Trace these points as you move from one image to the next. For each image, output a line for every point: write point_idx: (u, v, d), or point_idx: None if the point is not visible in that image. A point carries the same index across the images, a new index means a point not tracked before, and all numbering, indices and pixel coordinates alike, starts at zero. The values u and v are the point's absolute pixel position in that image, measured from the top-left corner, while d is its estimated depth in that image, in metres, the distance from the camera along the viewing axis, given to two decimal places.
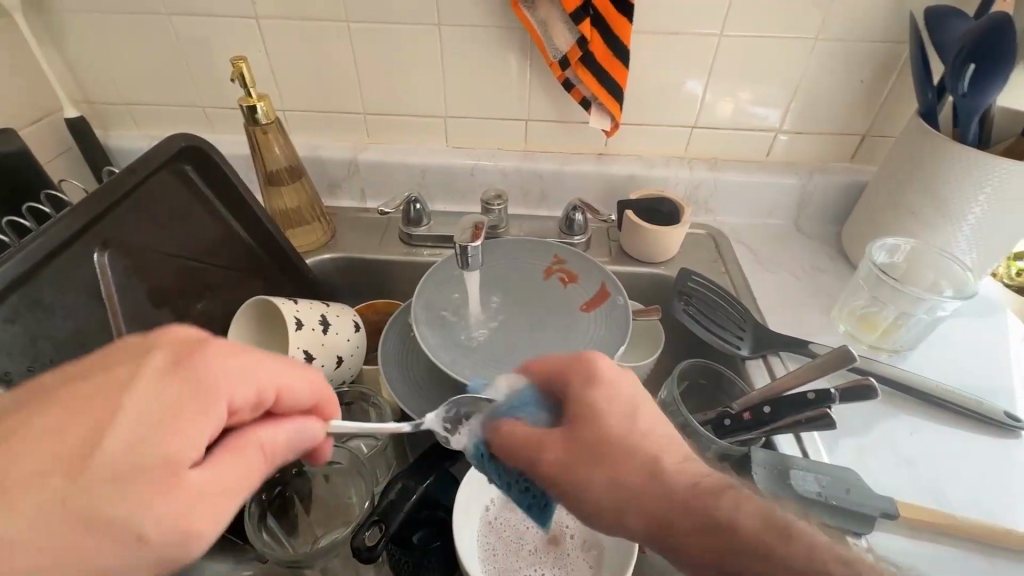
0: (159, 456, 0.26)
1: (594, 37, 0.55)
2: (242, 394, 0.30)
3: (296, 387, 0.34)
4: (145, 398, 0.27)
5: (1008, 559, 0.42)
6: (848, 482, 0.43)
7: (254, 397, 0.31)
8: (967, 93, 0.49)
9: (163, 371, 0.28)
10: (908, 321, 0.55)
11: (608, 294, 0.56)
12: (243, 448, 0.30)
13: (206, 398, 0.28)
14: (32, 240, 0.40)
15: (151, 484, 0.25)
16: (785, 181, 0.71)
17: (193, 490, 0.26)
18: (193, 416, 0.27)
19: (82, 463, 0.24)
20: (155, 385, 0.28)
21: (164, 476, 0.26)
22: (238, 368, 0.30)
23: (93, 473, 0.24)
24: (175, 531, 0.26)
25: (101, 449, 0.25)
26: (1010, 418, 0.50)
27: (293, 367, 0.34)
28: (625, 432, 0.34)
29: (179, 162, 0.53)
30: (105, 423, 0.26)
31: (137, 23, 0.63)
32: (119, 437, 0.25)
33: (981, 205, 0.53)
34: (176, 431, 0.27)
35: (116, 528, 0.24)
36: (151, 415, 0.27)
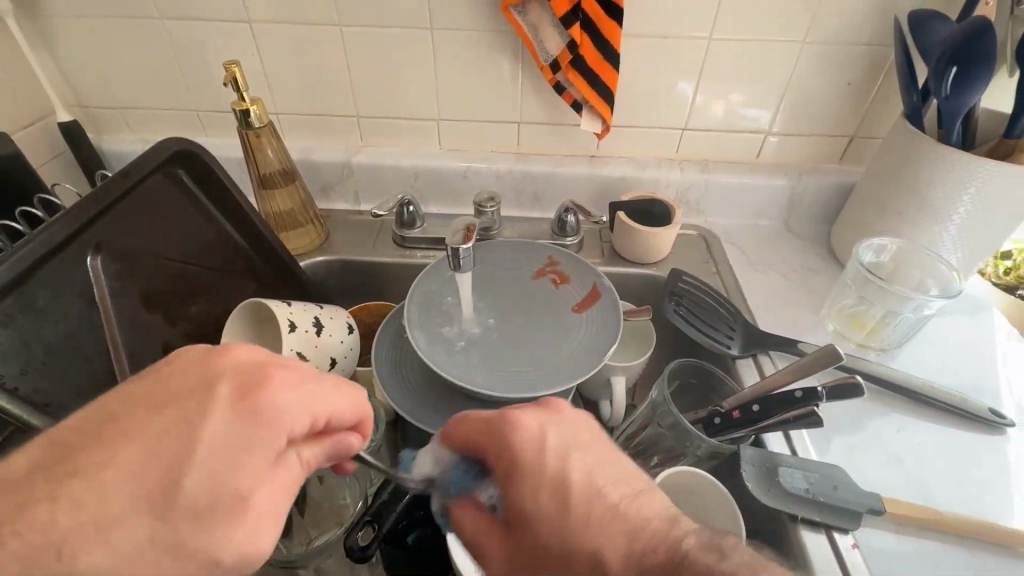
0: (234, 492, 0.26)
1: (585, 42, 0.56)
2: (302, 424, 0.29)
3: (344, 411, 0.33)
4: (220, 431, 0.26)
5: (993, 553, 0.43)
6: (837, 479, 0.44)
7: (312, 427, 0.30)
8: (949, 96, 0.50)
9: (233, 403, 0.27)
10: (895, 320, 0.56)
11: (600, 295, 0.57)
12: (297, 471, 0.30)
13: (273, 433, 0.28)
14: (23, 245, 0.40)
15: (224, 519, 0.25)
16: (774, 182, 0.71)
17: (261, 519, 0.27)
18: (260, 451, 0.27)
19: (167, 497, 0.24)
20: (223, 419, 0.27)
21: (236, 510, 0.26)
22: (295, 401, 0.29)
23: (179, 512, 0.24)
24: (246, 560, 0.26)
25: (184, 486, 0.25)
26: (995, 414, 0.50)
27: (345, 391, 0.33)
28: (552, 523, 0.30)
29: (173, 166, 0.54)
30: (184, 460, 0.25)
31: (130, 27, 0.63)
32: (201, 477, 0.25)
33: (965, 205, 0.54)
34: (242, 467, 0.26)
35: (198, 558, 0.25)
36: (226, 449, 0.26)
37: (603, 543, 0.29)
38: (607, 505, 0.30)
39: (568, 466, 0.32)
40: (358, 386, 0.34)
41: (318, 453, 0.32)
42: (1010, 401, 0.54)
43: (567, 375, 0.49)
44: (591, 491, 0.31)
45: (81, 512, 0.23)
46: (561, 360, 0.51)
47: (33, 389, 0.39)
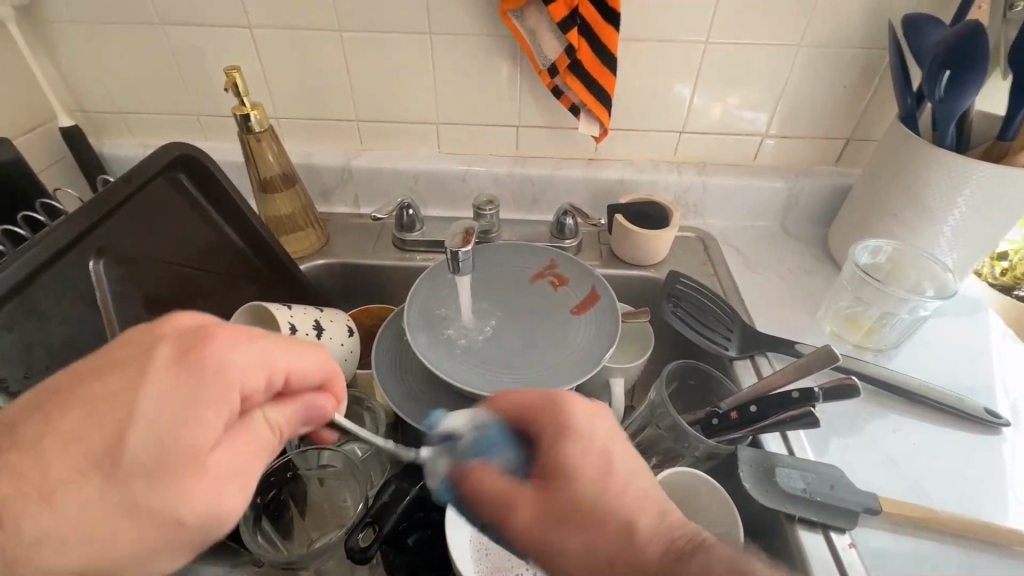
0: (183, 448, 0.26)
1: (583, 46, 0.57)
2: (254, 380, 0.30)
3: (301, 368, 0.33)
4: (165, 391, 0.27)
5: (988, 552, 0.43)
6: (834, 479, 0.45)
7: (265, 381, 0.31)
8: (944, 98, 0.50)
9: (173, 365, 0.27)
10: (891, 321, 0.56)
11: (598, 297, 0.57)
12: (255, 429, 0.31)
13: (220, 390, 0.28)
14: (26, 249, 0.41)
15: (179, 474, 0.26)
16: (771, 184, 0.72)
17: (214, 473, 0.27)
18: (210, 407, 0.27)
19: (112, 461, 0.25)
20: (168, 377, 0.27)
21: (187, 465, 0.26)
22: (244, 357, 0.29)
23: (125, 472, 0.25)
24: (204, 514, 0.27)
25: (128, 448, 0.25)
26: (990, 414, 0.51)
27: (298, 347, 0.33)
28: (597, 492, 0.31)
29: (174, 170, 0.54)
30: (128, 422, 0.26)
31: (131, 33, 0.63)
32: (143, 436, 0.25)
33: (961, 207, 0.55)
34: (192, 423, 0.27)
35: (155, 514, 0.26)
36: (172, 407, 0.26)
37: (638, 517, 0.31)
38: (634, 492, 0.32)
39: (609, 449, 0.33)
40: (316, 345, 0.35)
41: (281, 412, 0.33)
42: (1006, 401, 0.54)
43: (566, 377, 0.49)
44: (629, 477, 0.33)
45: (22, 479, 0.24)
46: (560, 362, 0.51)
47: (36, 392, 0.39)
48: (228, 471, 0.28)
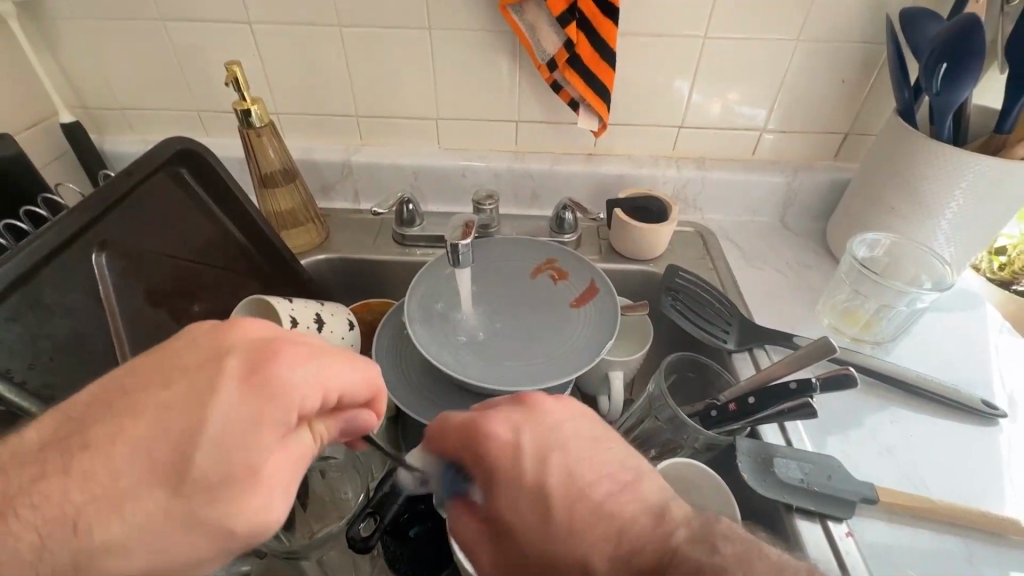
0: (250, 464, 0.27)
1: (582, 40, 0.57)
2: (313, 396, 0.30)
3: (353, 387, 0.33)
4: (232, 408, 0.27)
5: (985, 542, 0.43)
6: (831, 468, 0.45)
7: (321, 397, 0.31)
8: (941, 92, 0.50)
9: (240, 381, 0.28)
10: (889, 314, 0.56)
11: (597, 291, 0.57)
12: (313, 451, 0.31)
13: (282, 408, 0.28)
14: (28, 242, 0.41)
15: (238, 490, 0.27)
16: (770, 179, 0.72)
17: (275, 491, 0.28)
18: (270, 425, 0.28)
19: (178, 473, 0.25)
20: (237, 393, 0.27)
21: (249, 478, 0.27)
22: (306, 376, 0.30)
23: (194, 485, 0.26)
24: (261, 528, 0.28)
25: (194, 458, 0.26)
26: (987, 405, 0.51)
27: (350, 363, 0.33)
28: (536, 533, 0.30)
29: (175, 165, 0.55)
30: (194, 434, 0.26)
31: (130, 29, 0.64)
32: (214, 452, 0.26)
33: (959, 200, 0.55)
34: (255, 442, 0.27)
35: (213, 525, 0.26)
36: (237, 423, 0.27)
37: (588, 551, 0.28)
38: (588, 509, 0.29)
39: (547, 469, 0.31)
40: (368, 360, 0.35)
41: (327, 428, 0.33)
42: (1003, 393, 0.54)
43: (564, 369, 0.50)
44: (574, 495, 0.30)
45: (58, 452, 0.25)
46: (559, 354, 0.52)
47: (41, 383, 0.39)
48: (290, 487, 0.29)
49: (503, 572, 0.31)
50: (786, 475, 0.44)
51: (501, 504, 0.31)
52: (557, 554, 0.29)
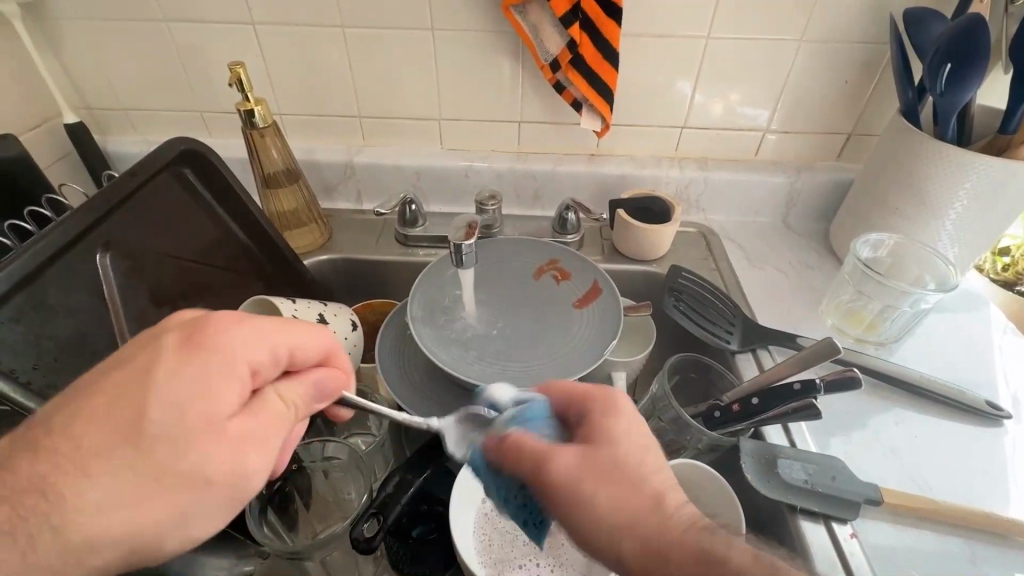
0: (204, 413, 0.27)
1: (585, 41, 0.57)
2: (263, 354, 0.30)
3: (306, 346, 0.33)
4: (175, 369, 0.27)
5: (989, 543, 0.43)
6: (835, 470, 0.45)
7: (273, 356, 0.31)
8: (944, 92, 0.50)
9: (180, 346, 0.28)
10: (893, 314, 0.56)
11: (600, 292, 0.57)
12: (278, 405, 0.31)
13: (227, 362, 0.28)
14: (33, 244, 0.41)
15: (200, 440, 0.27)
16: (773, 179, 0.72)
17: (237, 438, 0.28)
18: (218, 377, 0.28)
19: (134, 437, 0.26)
20: (179, 357, 0.28)
21: (207, 427, 0.27)
22: (249, 333, 0.30)
23: (151, 440, 0.26)
24: (230, 476, 0.28)
25: (148, 418, 0.26)
26: (991, 406, 0.51)
27: (298, 325, 0.33)
28: (632, 452, 0.32)
29: (179, 165, 0.55)
30: (141, 400, 0.26)
31: (134, 30, 0.64)
32: (165, 405, 0.26)
33: (963, 200, 0.55)
34: (207, 395, 0.27)
35: (184, 476, 0.27)
36: (183, 380, 0.27)
37: (665, 484, 0.31)
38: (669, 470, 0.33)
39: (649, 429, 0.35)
40: (316, 322, 0.35)
41: (294, 387, 0.33)
42: (1006, 394, 0.54)
43: (568, 370, 0.50)
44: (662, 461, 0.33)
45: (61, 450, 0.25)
46: (562, 354, 0.51)
47: (44, 383, 0.40)
48: (254, 435, 0.29)
49: (567, 474, 0.31)
50: (790, 476, 0.44)
51: (612, 422, 0.34)
52: (647, 473, 0.32)
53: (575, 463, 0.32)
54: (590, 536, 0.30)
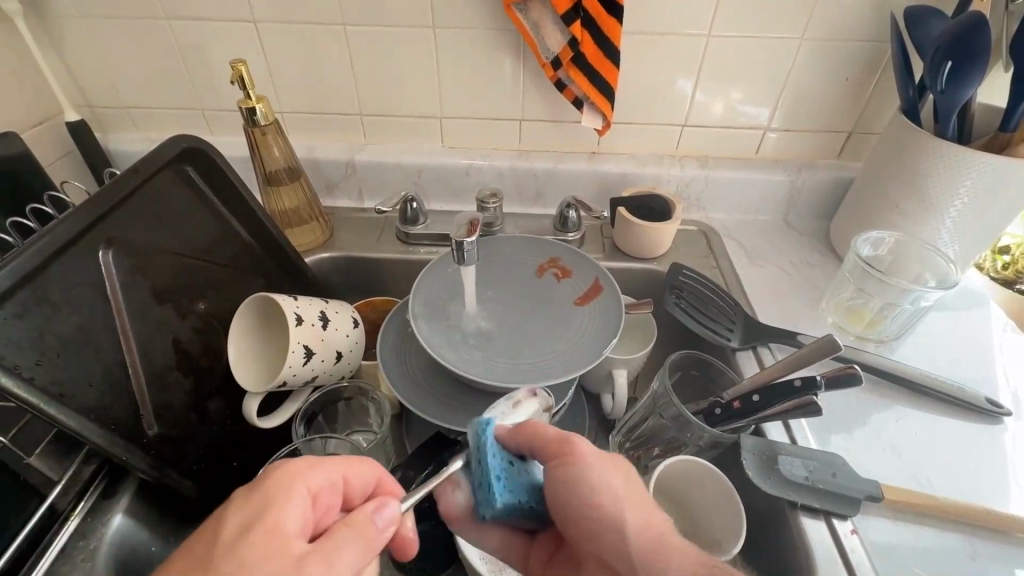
0: (274, 529, 0.32)
1: (586, 38, 0.57)
2: (322, 479, 0.36)
3: (358, 474, 0.39)
4: (244, 503, 0.33)
5: (989, 539, 0.43)
6: (836, 466, 0.45)
7: (332, 484, 0.37)
8: (946, 90, 0.50)
9: (251, 483, 0.34)
10: (893, 312, 0.56)
11: (601, 289, 0.58)
12: (358, 518, 0.34)
13: (285, 483, 0.34)
14: (35, 241, 0.40)
15: (265, 552, 0.31)
16: (773, 177, 0.72)
17: (307, 553, 0.31)
18: (279, 498, 0.33)
19: (212, 555, 0.30)
20: (250, 490, 0.34)
21: (276, 541, 0.31)
22: (309, 463, 0.37)
23: (224, 552, 0.30)
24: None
25: (222, 535, 0.31)
26: (991, 404, 0.51)
27: (355, 458, 0.40)
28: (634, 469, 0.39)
29: (181, 162, 0.54)
30: (216, 529, 0.32)
31: (135, 27, 0.64)
32: (238, 525, 0.32)
33: (963, 199, 0.55)
34: (273, 513, 0.33)
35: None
36: (252, 506, 0.33)
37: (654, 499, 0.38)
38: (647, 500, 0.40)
39: None
40: (369, 457, 0.41)
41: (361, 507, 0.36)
42: (1007, 392, 0.54)
43: (569, 367, 0.50)
44: None
45: None
46: (563, 352, 0.52)
47: (47, 379, 0.40)
48: (320, 548, 0.32)
49: (592, 454, 0.38)
50: (789, 474, 0.44)
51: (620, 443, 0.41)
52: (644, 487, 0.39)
53: (595, 451, 0.39)
54: (601, 506, 0.36)
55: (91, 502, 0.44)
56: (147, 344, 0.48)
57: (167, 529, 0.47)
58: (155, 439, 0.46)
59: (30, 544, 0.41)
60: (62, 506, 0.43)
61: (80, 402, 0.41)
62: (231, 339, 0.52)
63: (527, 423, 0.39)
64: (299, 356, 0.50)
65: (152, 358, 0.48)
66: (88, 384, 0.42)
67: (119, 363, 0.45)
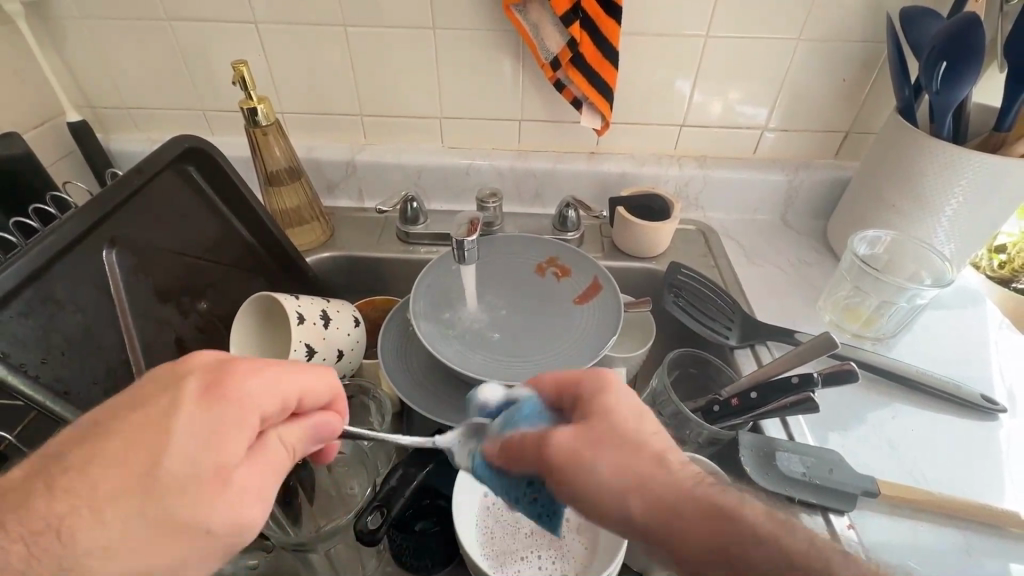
0: (217, 464, 0.27)
1: (584, 40, 0.57)
2: (275, 406, 0.31)
3: (314, 391, 0.34)
4: (190, 421, 0.27)
5: (986, 535, 0.44)
6: (833, 463, 0.45)
7: (284, 408, 0.32)
8: (940, 90, 0.51)
9: (202, 396, 0.28)
10: (890, 310, 0.57)
11: (601, 288, 0.58)
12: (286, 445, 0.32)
13: (241, 412, 0.29)
14: (40, 240, 0.41)
15: (207, 493, 0.27)
16: (771, 177, 0.73)
17: (246, 488, 0.29)
18: (233, 430, 0.28)
19: (147, 484, 0.25)
20: (197, 405, 0.28)
21: (216, 479, 0.27)
22: (268, 382, 0.31)
23: (164, 484, 0.26)
24: (236, 526, 0.28)
25: (164, 465, 0.26)
26: (986, 400, 0.52)
27: (313, 370, 0.34)
28: (640, 431, 0.31)
29: (183, 163, 0.55)
30: (158, 449, 0.26)
31: (137, 29, 0.64)
32: (181, 455, 0.27)
33: (958, 198, 0.55)
34: (223, 445, 0.28)
35: (182, 528, 0.26)
36: (200, 432, 0.27)
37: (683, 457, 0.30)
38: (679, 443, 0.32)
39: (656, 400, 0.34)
40: (326, 366, 0.35)
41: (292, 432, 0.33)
42: (1002, 389, 0.55)
43: (570, 365, 0.50)
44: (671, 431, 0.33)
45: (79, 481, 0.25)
46: (564, 350, 0.52)
47: (52, 377, 0.40)
48: (258, 483, 0.29)
49: (567, 456, 0.31)
50: (788, 469, 0.45)
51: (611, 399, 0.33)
52: (660, 447, 0.31)
53: (575, 434, 0.31)
54: (611, 517, 0.29)
55: None
56: (150, 342, 0.48)
57: None
58: None
59: None
60: None
61: (83, 400, 0.42)
62: (233, 338, 0.53)
63: (513, 442, 0.34)
64: (301, 355, 0.50)
65: (155, 356, 0.48)
66: (92, 383, 0.43)
67: (122, 362, 0.46)
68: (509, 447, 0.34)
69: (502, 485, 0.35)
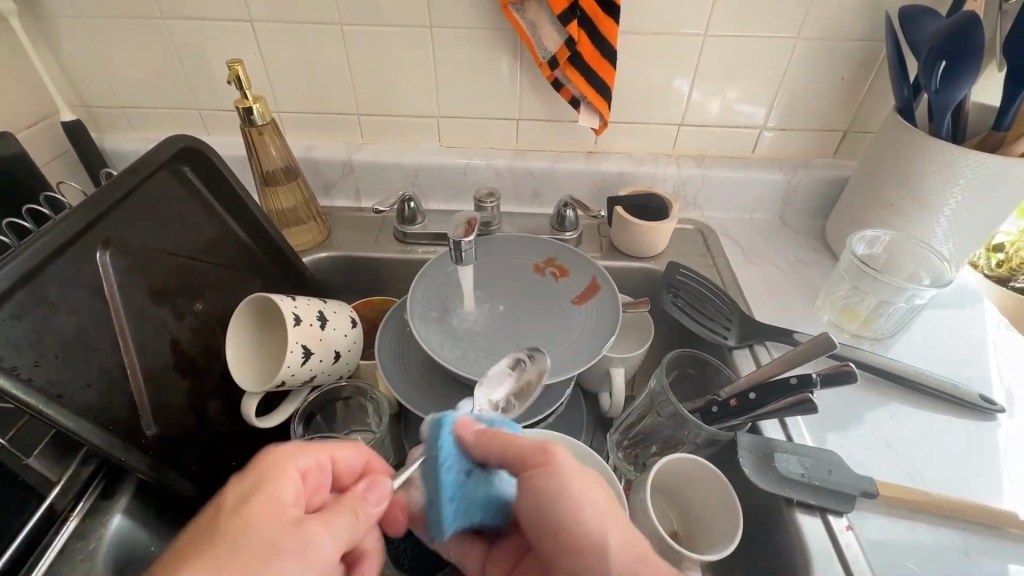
0: (267, 503, 0.34)
1: (582, 39, 0.57)
2: (309, 462, 0.38)
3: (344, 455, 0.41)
4: (242, 481, 0.35)
5: (984, 535, 0.44)
6: (832, 463, 0.45)
7: (320, 464, 0.39)
8: (939, 89, 0.51)
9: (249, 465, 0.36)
10: (888, 310, 0.57)
11: (599, 288, 0.58)
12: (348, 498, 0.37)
13: (280, 466, 0.36)
14: (34, 240, 0.40)
15: (264, 524, 0.33)
16: (769, 176, 0.72)
17: (301, 521, 0.34)
18: (276, 479, 0.35)
19: (215, 525, 0.32)
20: (245, 471, 0.36)
21: (273, 512, 0.33)
22: (300, 448, 0.38)
23: (227, 520, 0.32)
24: (298, 551, 0.32)
25: (224, 508, 0.33)
26: (985, 401, 0.52)
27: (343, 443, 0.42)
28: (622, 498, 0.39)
29: (177, 163, 0.54)
30: (221, 503, 0.33)
31: (132, 27, 0.64)
32: (236, 499, 0.33)
33: (957, 197, 0.55)
34: (269, 490, 0.35)
35: (248, 549, 0.31)
36: (248, 485, 0.35)
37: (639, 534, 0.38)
38: None
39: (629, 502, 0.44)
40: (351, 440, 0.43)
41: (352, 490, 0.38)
42: (1001, 389, 0.55)
43: (568, 366, 0.50)
44: None
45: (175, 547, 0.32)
46: (562, 351, 0.52)
47: (46, 379, 0.40)
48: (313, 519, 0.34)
49: (575, 468, 0.38)
50: (785, 470, 0.45)
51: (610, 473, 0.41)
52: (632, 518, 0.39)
53: (575, 462, 0.38)
54: (577, 523, 0.36)
55: (91, 503, 0.45)
56: (146, 345, 0.48)
57: (164, 529, 0.48)
58: (154, 439, 0.46)
59: (30, 544, 0.41)
60: (61, 507, 0.44)
61: (78, 403, 0.41)
62: (228, 339, 0.52)
63: (500, 433, 0.37)
64: (297, 356, 0.50)
65: (151, 359, 0.48)
66: (86, 385, 0.42)
67: (117, 364, 0.45)
68: (492, 434, 0.37)
69: (454, 456, 0.36)
